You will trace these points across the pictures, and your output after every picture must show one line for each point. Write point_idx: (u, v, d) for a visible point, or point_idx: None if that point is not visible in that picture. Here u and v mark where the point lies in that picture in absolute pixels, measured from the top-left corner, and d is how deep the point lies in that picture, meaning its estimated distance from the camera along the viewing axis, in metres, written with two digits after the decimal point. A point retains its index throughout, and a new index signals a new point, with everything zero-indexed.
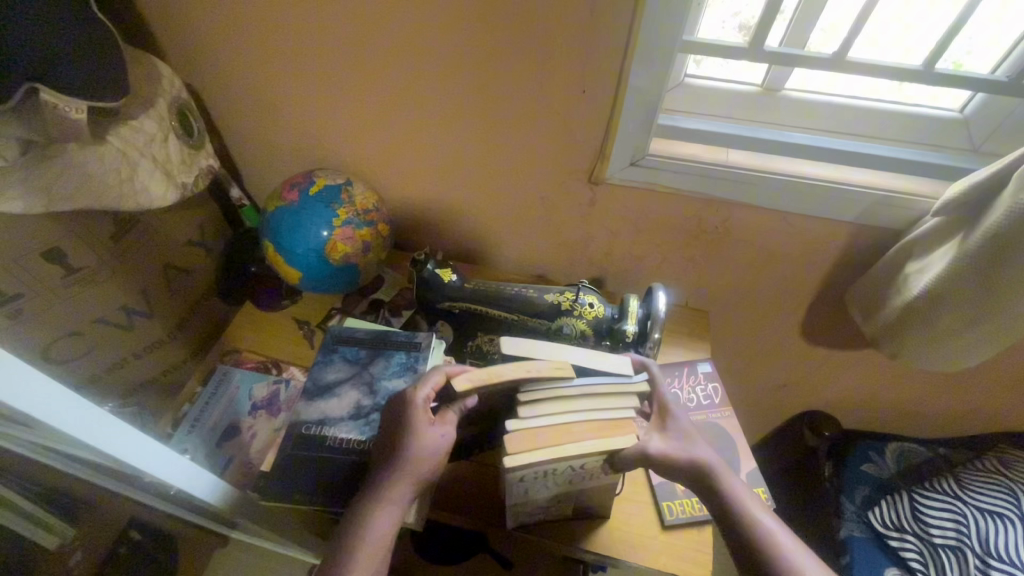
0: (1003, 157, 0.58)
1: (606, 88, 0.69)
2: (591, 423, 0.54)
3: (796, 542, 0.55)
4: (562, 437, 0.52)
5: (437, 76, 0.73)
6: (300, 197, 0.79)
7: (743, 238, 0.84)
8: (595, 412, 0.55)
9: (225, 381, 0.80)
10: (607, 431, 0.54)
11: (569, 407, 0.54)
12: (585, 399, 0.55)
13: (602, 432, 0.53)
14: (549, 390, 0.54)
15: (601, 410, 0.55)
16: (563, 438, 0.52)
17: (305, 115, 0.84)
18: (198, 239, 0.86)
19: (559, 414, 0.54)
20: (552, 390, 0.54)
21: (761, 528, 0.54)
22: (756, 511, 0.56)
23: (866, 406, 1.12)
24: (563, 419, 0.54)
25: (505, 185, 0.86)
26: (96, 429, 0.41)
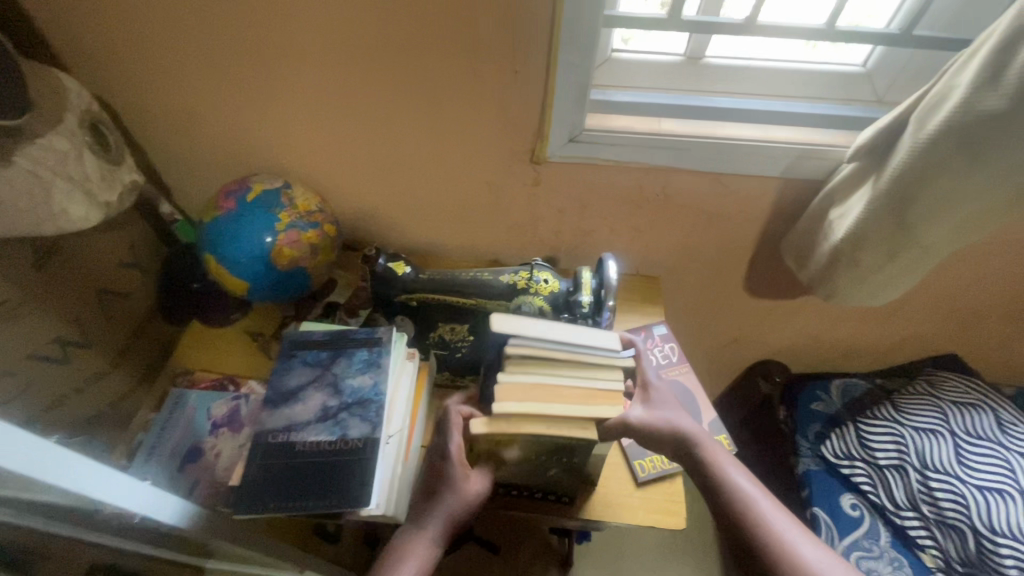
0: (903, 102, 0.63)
1: (538, 67, 0.70)
2: (578, 389, 0.57)
3: (773, 506, 0.58)
4: (546, 403, 0.56)
5: (366, 69, 0.72)
6: (237, 204, 0.76)
7: (683, 203, 0.88)
8: (585, 380, 0.58)
9: (179, 405, 0.76)
10: (593, 399, 0.57)
11: (554, 372, 0.57)
12: (576, 367, 0.58)
13: (587, 399, 0.57)
14: (534, 349, 0.57)
15: (597, 380, 0.58)
16: (545, 404, 0.56)
17: (232, 121, 0.80)
18: (132, 261, 0.81)
19: (545, 375, 0.57)
20: (535, 351, 0.57)
21: (739, 498, 0.58)
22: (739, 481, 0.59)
23: (810, 348, 1.21)
24: (549, 382, 0.57)
25: (448, 174, 0.86)
26: (38, 462, 0.38)
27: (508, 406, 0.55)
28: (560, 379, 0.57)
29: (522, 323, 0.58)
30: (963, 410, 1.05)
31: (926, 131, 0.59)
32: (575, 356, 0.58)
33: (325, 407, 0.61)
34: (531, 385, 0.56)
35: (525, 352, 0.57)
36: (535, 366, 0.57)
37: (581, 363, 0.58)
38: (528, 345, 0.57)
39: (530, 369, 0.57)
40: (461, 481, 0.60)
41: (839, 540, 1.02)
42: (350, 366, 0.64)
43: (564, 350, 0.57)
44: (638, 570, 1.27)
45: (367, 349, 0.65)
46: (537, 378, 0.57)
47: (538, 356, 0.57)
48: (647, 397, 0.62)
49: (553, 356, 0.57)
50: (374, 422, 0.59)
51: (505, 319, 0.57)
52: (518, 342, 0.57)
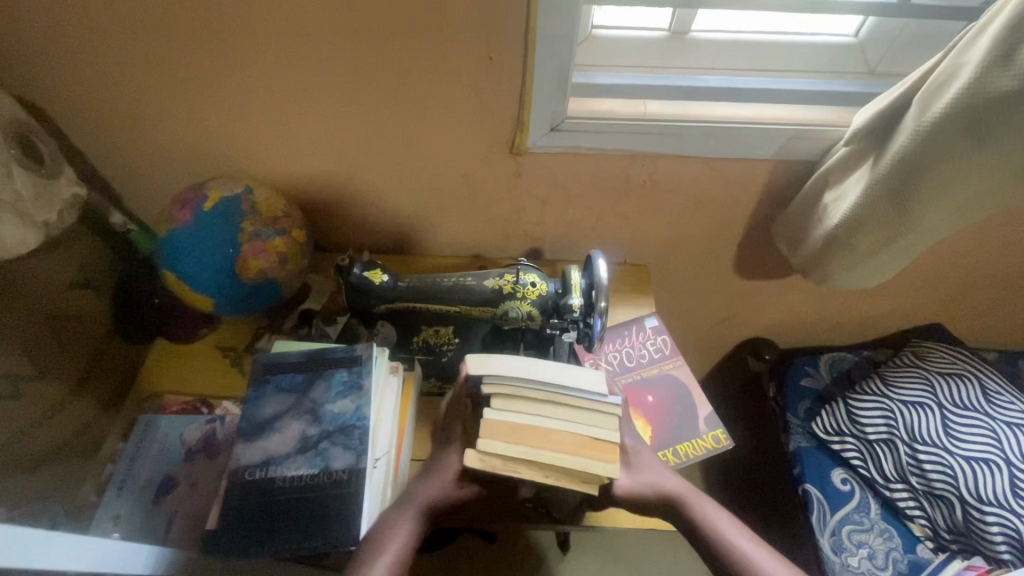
0: (908, 77, 0.60)
1: (514, 51, 0.65)
2: (571, 437, 0.55)
3: (764, 553, 0.62)
4: (533, 444, 0.54)
5: (326, 58, 0.66)
6: (193, 215, 0.70)
7: (671, 188, 0.84)
8: (573, 423, 0.55)
9: (149, 432, 0.72)
10: (585, 448, 0.54)
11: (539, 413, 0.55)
12: (564, 408, 0.56)
13: (579, 437, 0.55)
14: (517, 387, 0.56)
15: (587, 426, 0.55)
16: (532, 446, 0.54)
17: (182, 120, 0.73)
18: (82, 279, 0.74)
19: (530, 415, 0.55)
20: (515, 389, 0.56)
21: (733, 553, 0.61)
22: (731, 536, 0.62)
23: (798, 324, 1.20)
24: (536, 423, 0.55)
25: (423, 169, 0.81)
26: None
27: (493, 444, 0.54)
28: (549, 422, 0.55)
29: (502, 361, 0.57)
30: (949, 381, 1.06)
31: (931, 114, 0.56)
32: (558, 396, 0.56)
33: (303, 436, 0.57)
34: (518, 425, 0.55)
35: (505, 390, 0.56)
36: (518, 404, 0.56)
37: (567, 404, 0.56)
38: (508, 384, 0.56)
39: (514, 409, 0.56)
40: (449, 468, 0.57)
41: (831, 515, 1.03)
42: (329, 390, 0.60)
43: (547, 390, 0.55)
44: (636, 551, 1.28)
45: (346, 370, 0.61)
46: (522, 418, 0.55)
47: (519, 395, 0.56)
48: (636, 458, 0.63)
49: (536, 394, 0.56)
50: (358, 450, 0.56)
51: (483, 359, 0.57)
52: (496, 381, 0.56)
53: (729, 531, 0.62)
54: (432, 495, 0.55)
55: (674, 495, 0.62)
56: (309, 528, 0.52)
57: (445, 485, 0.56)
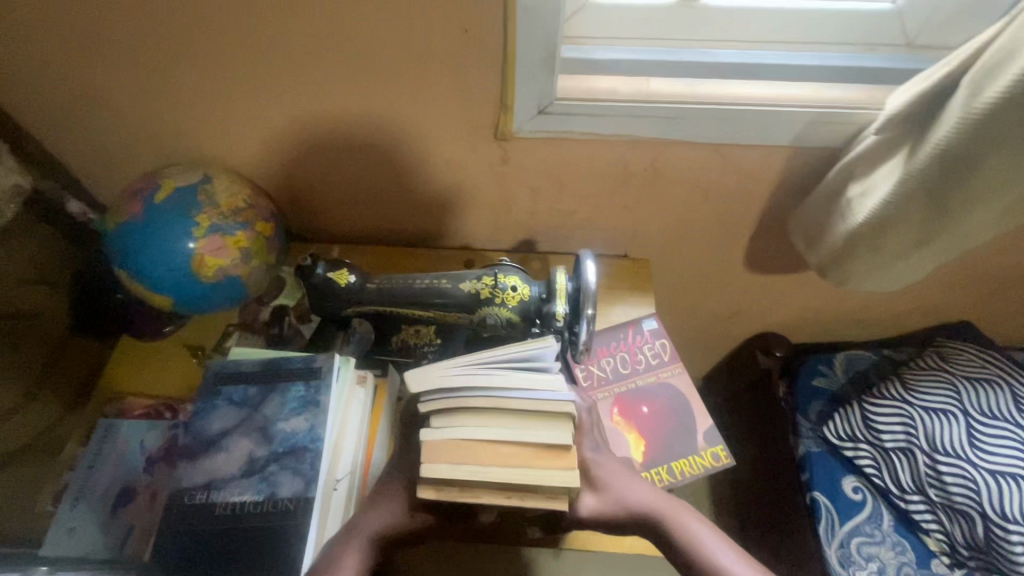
0: (965, 46, 0.51)
1: (493, 23, 0.56)
2: (522, 444, 0.47)
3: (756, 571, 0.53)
4: (482, 457, 0.47)
5: (283, 34, 0.59)
6: (145, 207, 0.65)
7: (674, 177, 0.76)
8: (529, 430, 0.48)
9: (109, 438, 0.68)
10: (544, 455, 0.47)
11: (487, 424, 0.48)
12: (516, 415, 0.48)
13: (539, 459, 0.47)
14: (454, 399, 0.49)
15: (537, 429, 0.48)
16: (493, 464, 0.47)
17: (132, 104, 0.67)
18: (36, 277, 0.70)
19: (479, 428, 0.48)
20: (455, 401, 0.48)
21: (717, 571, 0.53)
22: (716, 551, 0.54)
23: (813, 320, 1.12)
24: (485, 436, 0.47)
25: (399, 156, 0.73)
26: None
27: (445, 469, 0.46)
28: (496, 432, 0.48)
29: (446, 372, 0.51)
30: (977, 386, 0.98)
31: (985, 97, 0.47)
32: (508, 401, 0.48)
33: (251, 458, 0.52)
34: (477, 444, 0.47)
35: (450, 403, 0.48)
36: (463, 417, 0.48)
37: (511, 409, 0.48)
38: (453, 395, 0.49)
39: (457, 424, 0.48)
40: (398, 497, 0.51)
41: (840, 525, 0.97)
42: (282, 407, 0.54)
43: (494, 397, 0.48)
44: None
45: (304, 384, 0.56)
46: (472, 432, 0.47)
47: (462, 407, 0.48)
48: (600, 472, 0.57)
49: (475, 403, 0.48)
50: (309, 477, 0.51)
51: (428, 372, 0.51)
52: (431, 398, 0.49)
53: (713, 545, 0.54)
54: (380, 523, 0.49)
55: (643, 510, 0.56)
56: (254, 561, 0.48)
57: (393, 514, 0.50)
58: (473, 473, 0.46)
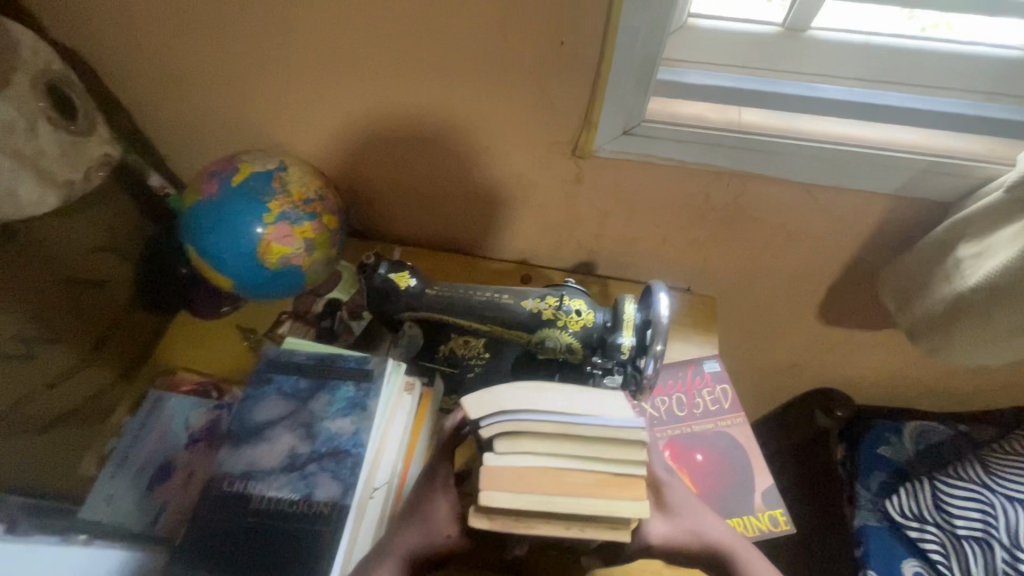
0: None
1: (591, 38, 0.54)
2: (592, 474, 0.43)
3: None
4: (549, 489, 0.42)
5: (378, 32, 0.58)
6: (221, 188, 0.66)
7: (755, 215, 0.72)
8: (601, 463, 0.43)
9: (157, 409, 0.69)
10: (605, 484, 0.43)
11: (554, 451, 0.43)
12: (588, 440, 0.44)
13: (599, 487, 0.43)
14: (523, 422, 0.43)
15: (610, 459, 0.43)
16: (544, 494, 0.42)
17: (220, 88, 0.68)
18: (106, 244, 0.71)
19: (544, 457, 0.43)
20: (521, 425, 0.43)
21: None
22: None
23: (883, 383, 1.03)
24: (553, 465, 0.43)
25: (471, 164, 0.72)
26: None
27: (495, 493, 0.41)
28: (563, 460, 0.43)
29: (502, 392, 0.46)
30: None
31: None
32: (576, 428, 0.43)
33: (293, 453, 0.51)
34: (527, 472, 0.42)
35: (511, 427, 0.43)
36: (523, 445, 0.43)
37: (583, 437, 0.44)
38: (513, 417, 0.44)
39: (519, 451, 0.43)
40: (438, 513, 0.48)
41: None
42: (330, 405, 0.53)
43: (562, 423, 0.43)
44: None
45: (355, 385, 0.55)
46: (531, 460, 0.43)
47: (524, 433, 0.43)
48: (671, 496, 0.52)
49: (546, 429, 0.43)
50: (347, 483, 0.49)
51: (481, 395, 0.46)
52: (494, 420, 0.44)
53: None
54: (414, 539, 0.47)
55: (718, 543, 0.51)
56: (283, 563, 0.46)
57: (427, 531, 0.47)
58: (513, 503, 0.41)
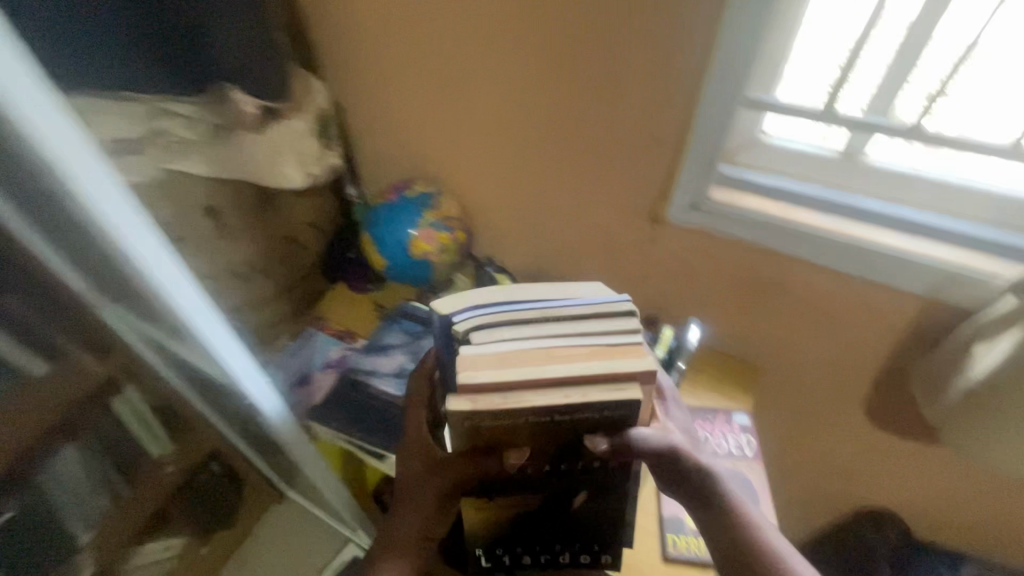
0: None
1: (674, 135, 0.76)
2: (581, 348, 0.53)
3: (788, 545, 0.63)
4: (543, 363, 0.52)
5: (527, 116, 0.85)
6: (398, 198, 0.96)
7: (799, 296, 0.84)
8: (586, 337, 0.54)
9: (308, 340, 0.95)
10: (593, 355, 0.53)
11: (537, 334, 0.54)
12: (566, 319, 0.55)
13: (588, 356, 0.53)
14: (509, 313, 0.55)
15: (588, 333, 0.54)
16: (537, 361, 0.52)
17: (412, 138, 0.99)
18: (316, 222, 1.01)
19: (530, 338, 0.54)
20: (507, 316, 0.55)
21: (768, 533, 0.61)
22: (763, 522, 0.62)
23: (939, 513, 1.01)
24: (542, 342, 0.54)
25: (571, 217, 0.94)
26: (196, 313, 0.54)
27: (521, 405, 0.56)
28: (548, 339, 0.54)
29: (480, 298, 0.58)
30: None
31: None
32: (554, 311, 0.56)
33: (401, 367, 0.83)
34: (521, 349, 0.53)
35: (499, 317, 0.55)
36: (513, 330, 0.54)
37: (559, 318, 0.55)
38: (498, 311, 0.55)
39: (508, 335, 0.54)
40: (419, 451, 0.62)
41: None
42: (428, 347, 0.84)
43: (540, 307, 0.56)
44: None
45: None
46: (520, 339, 0.54)
47: (513, 321, 0.55)
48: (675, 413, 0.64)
49: (529, 316, 0.55)
50: None
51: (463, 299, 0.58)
52: (486, 314, 0.55)
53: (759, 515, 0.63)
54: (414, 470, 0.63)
55: (714, 464, 0.62)
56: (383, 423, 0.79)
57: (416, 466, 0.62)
58: (503, 376, 0.51)
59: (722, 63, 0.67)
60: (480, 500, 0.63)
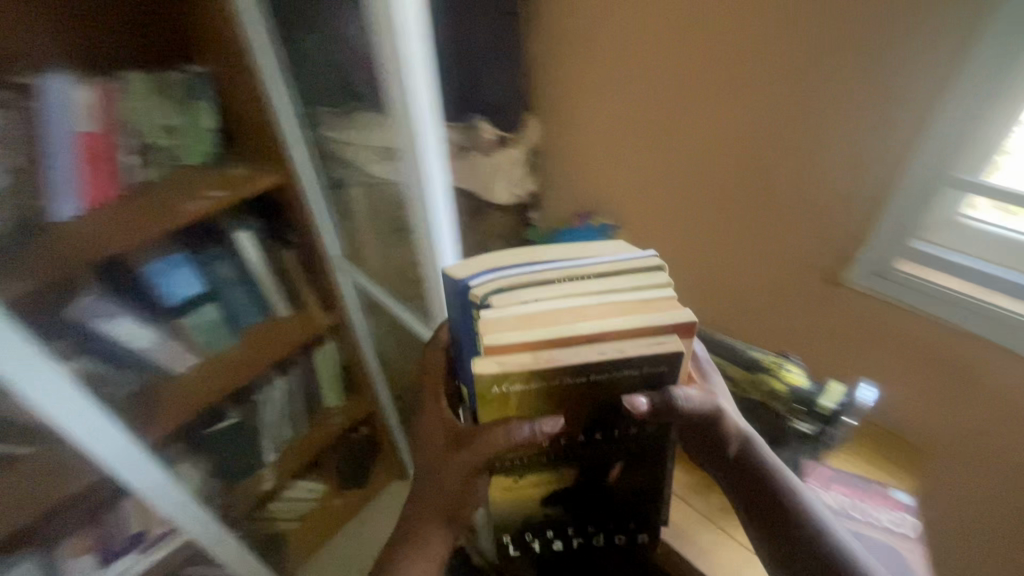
0: None
1: (865, 198, 0.80)
2: (610, 305, 0.54)
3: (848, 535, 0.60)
4: (576, 316, 0.54)
5: (720, 163, 0.94)
6: (582, 225, 1.12)
7: (996, 390, 0.78)
8: (610, 292, 0.56)
9: None
10: (628, 311, 0.54)
11: (558, 293, 0.55)
12: (583, 274, 0.57)
13: (623, 311, 0.54)
14: (524, 278, 0.56)
15: (614, 288, 0.56)
16: (564, 319, 0.53)
17: (602, 178, 1.13)
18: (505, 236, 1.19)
19: (548, 298, 0.55)
20: (519, 279, 0.56)
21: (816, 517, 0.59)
22: (816, 508, 0.59)
23: None
24: (566, 298, 0.55)
25: (743, 267, 1.00)
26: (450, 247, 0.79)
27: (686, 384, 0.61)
28: (569, 296, 0.55)
29: (490, 264, 0.60)
30: None
31: None
32: (568, 271, 0.57)
33: None
34: (548, 309, 0.54)
35: (514, 280, 0.56)
36: (535, 291, 0.55)
37: (577, 274, 0.57)
38: (509, 276, 0.56)
39: (524, 297, 0.55)
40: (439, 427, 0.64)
41: None
42: None
43: (554, 267, 0.58)
44: None
45: None
46: (539, 299, 0.54)
47: (535, 282, 0.56)
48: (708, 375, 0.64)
49: (547, 275, 0.57)
50: None
51: (471, 267, 0.59)
52: (502, 281, 0.56)
53: (810, 499, 0.60)
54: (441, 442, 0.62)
55: (749, 434, 0.60)
56: None
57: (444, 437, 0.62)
58: (532, 339, 0.52)
59: (933, 127, 0.71)
60: (511, 479, 0.63)
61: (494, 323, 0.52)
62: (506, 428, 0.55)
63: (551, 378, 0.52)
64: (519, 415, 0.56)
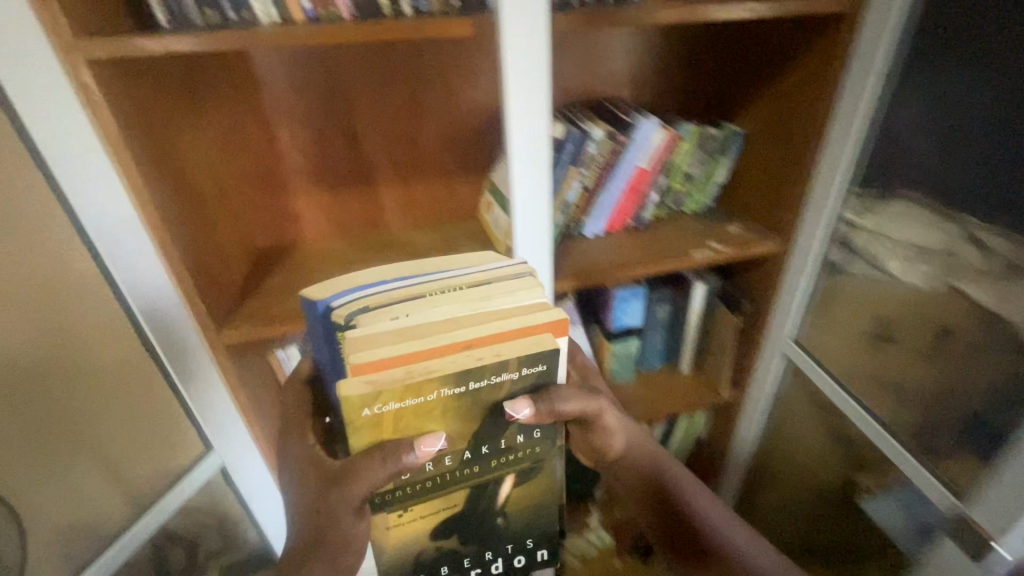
0: None
1: None
2: (480, 315, 0.51)
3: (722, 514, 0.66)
4: (446, 323, 0.50)
5: None
6: None
7: None
8: (472, 300, 0.52)
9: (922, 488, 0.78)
10: (492, 319, 0.51)
11: (419, 311, 0.50)
12: (453, 285, 0.55)
13: (486, 318, 0.51)
14: (380, 300, 0.51)
15: (491, 304, 0.52)
16: (433, 328, 0.49)
17: None
18: None
19: (407, 321, 0.49)
20: (375, 303, 0.51)
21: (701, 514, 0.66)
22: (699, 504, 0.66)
23: None
24: (431, 314, 0.50)
25: None
26: None
27: None
28: (436, 315, 0.50)
29: (355, 285, 0.56)
30: None
31: None
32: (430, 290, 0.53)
33: None
34: (414, 327, 0.49)
35: (371, 299, 0.52)
36: (396, 309, 0.50)
37: (447, 285, 0.54)
38: (363, 297, 0.53)
39: (383, 319, 0.50)
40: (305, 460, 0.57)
41: None
42: None
43: (420, 280, 0.55)
44: None
45: None
46: (394, 321, 0.49)
47: (400, 298, 0.52)
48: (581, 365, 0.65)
49: (413, 294, 0.52)
50: None
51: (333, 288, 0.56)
52: (354, 303, 0.52)
53: (692, 494, 0.67)
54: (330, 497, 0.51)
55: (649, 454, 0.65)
56: None
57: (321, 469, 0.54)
58: (403, 360, 0.47)
59: None
60: (393, 515, 0.56)
61: (359, 344, 0.47)
62: (381, 458, 0.48)
63: (422, 397, 0.47)
64: (396, 438, 0.49)
